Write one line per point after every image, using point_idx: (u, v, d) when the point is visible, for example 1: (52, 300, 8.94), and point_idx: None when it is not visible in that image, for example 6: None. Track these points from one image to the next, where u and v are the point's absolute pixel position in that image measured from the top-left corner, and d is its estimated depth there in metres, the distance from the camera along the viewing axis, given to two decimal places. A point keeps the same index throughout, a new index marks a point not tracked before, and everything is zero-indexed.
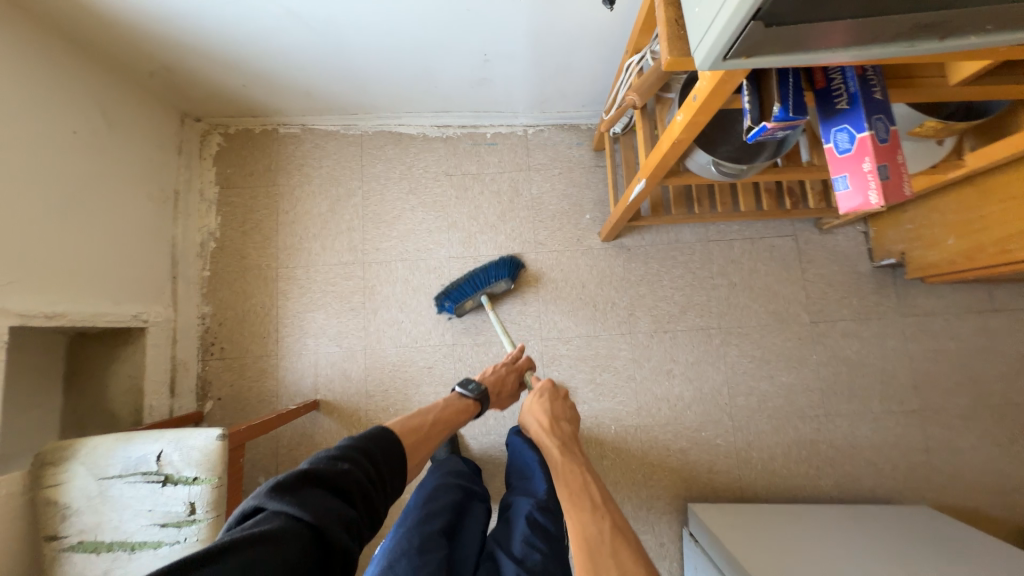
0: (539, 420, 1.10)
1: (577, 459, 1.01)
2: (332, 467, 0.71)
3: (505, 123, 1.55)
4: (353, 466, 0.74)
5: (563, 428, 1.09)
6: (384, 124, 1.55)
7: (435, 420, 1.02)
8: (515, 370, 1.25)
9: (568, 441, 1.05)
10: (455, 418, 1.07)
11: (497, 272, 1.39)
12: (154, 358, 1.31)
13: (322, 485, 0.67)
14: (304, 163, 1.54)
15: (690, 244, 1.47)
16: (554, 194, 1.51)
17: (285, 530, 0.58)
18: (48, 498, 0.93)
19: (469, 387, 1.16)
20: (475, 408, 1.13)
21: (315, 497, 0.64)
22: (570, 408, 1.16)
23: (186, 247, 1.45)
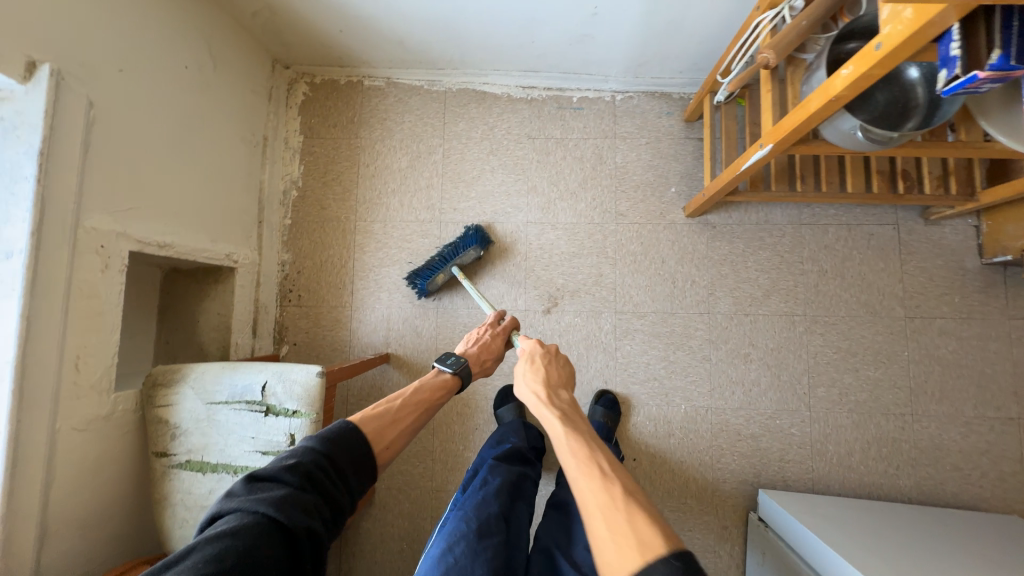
0: (534, 391, 0.83)
1: (584, 426, 0.76)
2: (279, 465, 0.68)
3: (592, 87, 1.49)
4: (303, 458, 0.70)
5: (560, 391, 0.84)
6: (468, 81, 1.52)
7: (405, 403, 0.87)
8: (498, 335, 1.09)
9: (566, 407, 0.80)
10: (434, 396, 0.93)
11: (465, 242, 1.38)
12: (241, 298, 1.35)
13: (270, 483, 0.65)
14: (386, 117, 1.53)
15: (781, 225, 1.40)
16: (639, 164, 1.46)
17: (235, 529, 0.57)
18: (161, 417, 0.97)
19: (446, 361, 1.00)
20: (455, 383, 0.98)
21: (266, 496, 0.63)
22: (564, 369, 0.93)
23: (272, 192, 1.48)
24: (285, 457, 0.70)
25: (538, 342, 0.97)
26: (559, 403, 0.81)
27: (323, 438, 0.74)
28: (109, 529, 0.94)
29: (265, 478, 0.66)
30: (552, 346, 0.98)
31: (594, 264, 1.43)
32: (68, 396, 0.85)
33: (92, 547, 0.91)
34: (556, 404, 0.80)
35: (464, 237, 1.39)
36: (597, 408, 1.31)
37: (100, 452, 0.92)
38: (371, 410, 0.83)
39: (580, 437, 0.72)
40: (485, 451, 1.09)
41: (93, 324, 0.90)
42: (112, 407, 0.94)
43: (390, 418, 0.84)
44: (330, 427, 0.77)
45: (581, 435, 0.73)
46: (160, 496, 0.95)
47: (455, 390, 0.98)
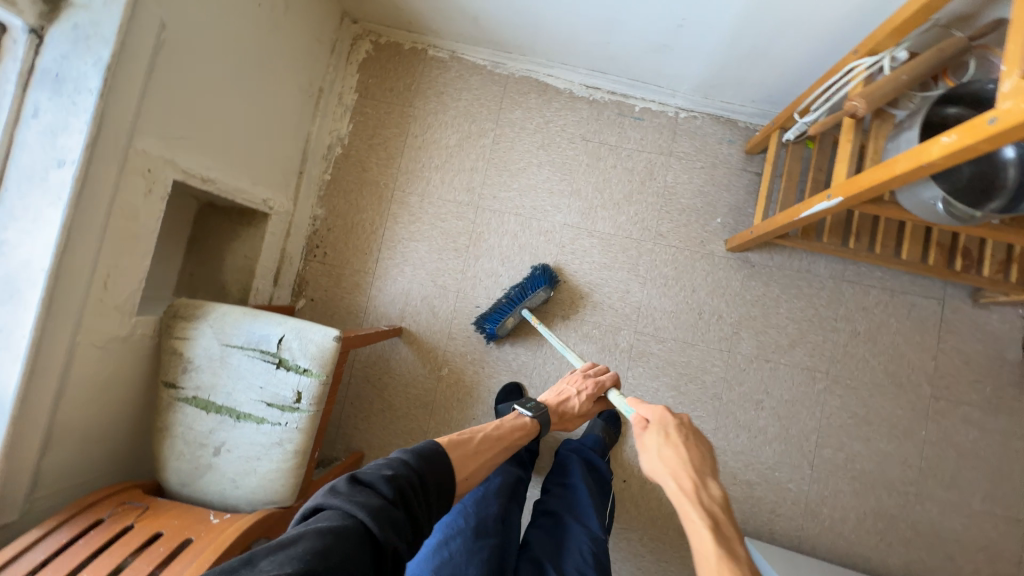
0: (676, 479, 0.72)
1: (745, 555, 0.61)
2: (377, 472, 0.65)
3: (657, 99, 1.44)
4: (400, 470, 0.66)
5: (711, 488, 0.71)
6: (533, 70, 1.48)
7: (486, 438, 0.89)
8: (586, 388, 1.07)
9: (719, 515, 0.67)
10: (511, 435, 0.94)
11: (534, 283, 1.35)
12: (269, 245, 1.35)
13: (368, 487, 0.62)
14: (443, 91, 1.50)
15: (822, 278, 1.35)
16: (689, 187, 1.42)
17: (331, 531, 0.54)
18: (175, 349, 0.97)
19: (526, 404, 1.04)
20: (533, 428, 1.00)
21: (366, 501, 0.60)
22: (709, 453, 0.79)
23: (317, 145, 1.47)
24: (382, 465, 0.67)
25: (667, 411, 0.84)
26: (709, 506, 0.68)
27: (416, 458, 0.71)
28: (109, 447, 0.96)
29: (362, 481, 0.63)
30: (687, 415, 0.84)
31: (623, 280, 1.40)
32: (93, 311, 0.86)
33: (90, 460, 0.92)
34: (707, 509, 0.67)
35: (533, 277, 1.36)
36: (597, 420, 1.30)
37: (113, 370, 0.93)
38: (456, 437, 0.84)
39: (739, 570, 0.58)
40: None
41: (128, 246, 0.90)
42: (131, 329, 0.94)
43: (473, 447, 0.85)
44: (422, 446, 0.74)
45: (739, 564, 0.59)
46: (161, 426, 0.97)
47: (533, 434, 1.00)
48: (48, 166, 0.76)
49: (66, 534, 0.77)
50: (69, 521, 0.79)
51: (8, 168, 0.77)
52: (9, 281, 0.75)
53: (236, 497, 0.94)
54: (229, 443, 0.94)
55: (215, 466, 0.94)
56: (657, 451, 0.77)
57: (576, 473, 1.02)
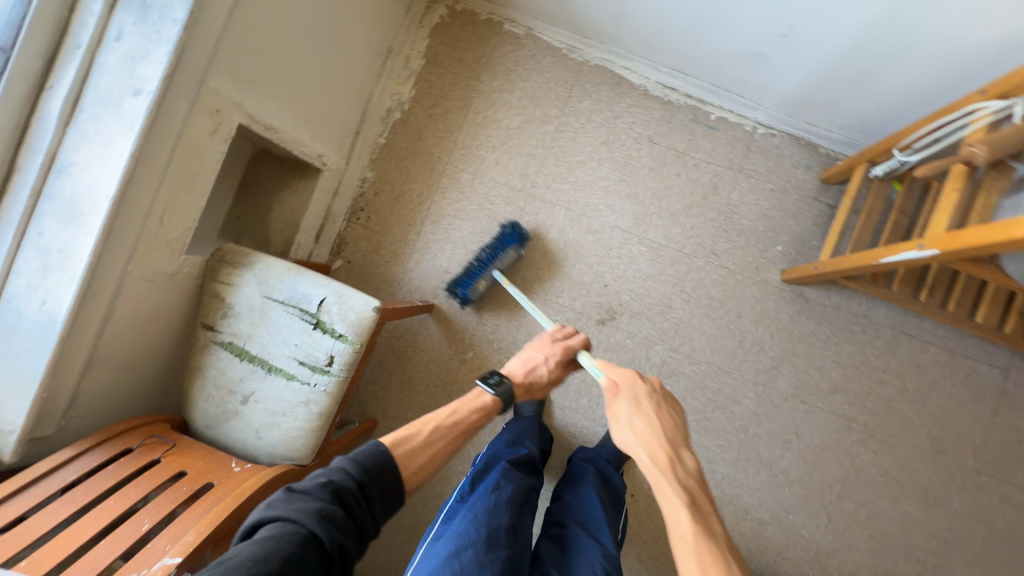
0: (650, 454, 0.82)
1: (714, 527, 0.74)
2: (313, 482, 0.69)
3: (736, 110, 1.36)
4: (335, 477, 0.71)
5: (685, 461, 0.82)
6: (610, 60, 1.40)
7: (435, 429, 0.89)
8: (555, 354, 1.03)
9: (693, 488, 0.78)
10: (466, 419, 0.94)
11: (503, 242, 1.33)
12: (316, 201, 1.34)
13: (306, 496, 0.67)
14: (513, 68, 1.44)
15: (879, 326, 1.27)
16: (753, 209, 1.34)
17: (270, 543, 0.59)
18: (218, 293, 0.97)
19: (489, 380, 1.01)
20: (496, 407, 0.99)
21: (304, 508, 0.64)
22: (677, 420, 0.88)
23: (377, 107, 1.44)
24: (319, 473, 0.72)
25: (638, 377, 0.92)
26: (685, 482, 0.79)
27: (355, 460, 0.75)
28: (143, 377, 0.97)
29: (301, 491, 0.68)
30: (654, 383, 0.93)
31: (666, 293, 1.35)
32: (146, 244, 0.86)
33: (124, 388, 0.94)
34: (682, 484, 0.78)
35: (502, 235, 1.33)
36: None
37: (157, 304, 0.93)
38: (403, 433, 0.85)
39: (706, 539, 0.70)
40: (497, 445, 1.05)
41: (187, 184, 0.89)
42: (179, 266, 0.94)
43: (421, 440, 0.85)
44: (362, 448, 0.78)
45: (701, 531, 0.71)
46: (195, 366, 0.98)
47: (491, 414, 0.98)
48: (124, 94, 0.75)
49: (98, 458, 0.79)
50: (102, 445, 0.81)
51: (85, 89, 0.76)
52: (74, 203, 0.75)
53: (257, 447, 0.95)
54: (257, 394, 0.95)
55: (241, 414, 0.95)
56: (637, 430, 0.85)
57: (587, 484, 1.01)
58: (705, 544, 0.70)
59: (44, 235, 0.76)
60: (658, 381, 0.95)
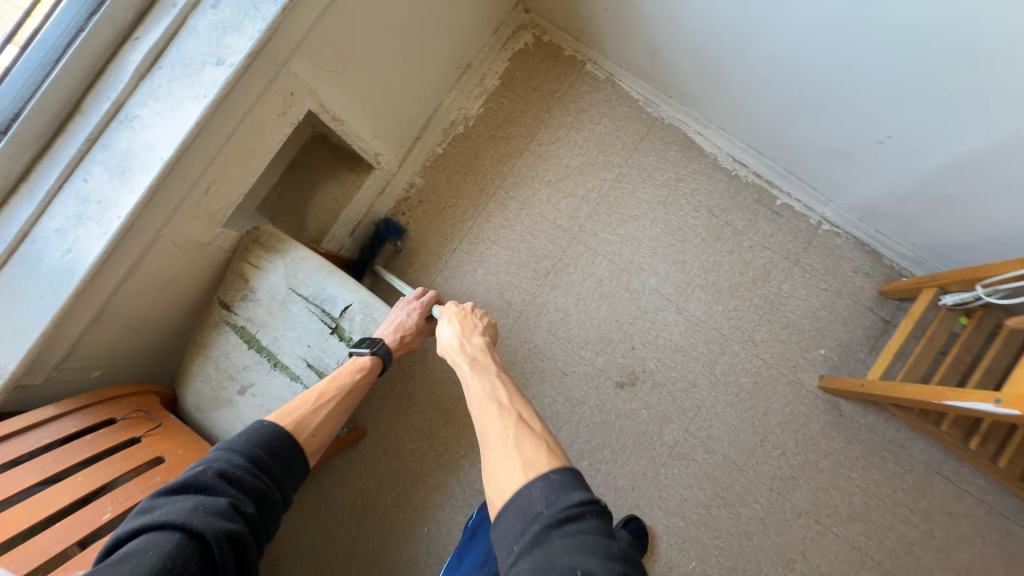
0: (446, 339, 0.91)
1: (490, 367, 0.83)
2: (189, 475, 0.65)
3: (805, 201, 1.31)
4: (213, 465, 0.66)
5: (472, 337, 0.90)
6: (685, 123, 1.37)
7: (320, 394, 0.82)
8: (416, 307, 0.95)
9: (475, 350, 0.87)
10: (348, 384, 0.84)
11: (380, 239, 1.35)
12: (361, 197, 1.31)
13: (177, 496, 0.62)
14: (585, 109, 1.41)
15: (914, 460, 1.18)
16: (802, 305, 1.28)
17: (134, 555, 0.54)
18: (244, 274, 0.94)
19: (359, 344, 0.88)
20: (377, 368, 0.88)
21: (172, 511, 0.60)
22: (477, 314, 0.96)
23: (442, 117, 1.42)
24: (198, 463, 0.68)
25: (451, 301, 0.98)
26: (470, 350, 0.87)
27: (244, 438, 0.72)
28: (146, 343, 0.93)
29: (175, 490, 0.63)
30: (468, 303, 0.99)
31: (694, 371, 1.28)
32: (186, 212, 0.82)
33: (125, 350, 0.89)
34: (464, 350, 0.87)
35: (378, 232, 1.34)
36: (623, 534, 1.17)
37: (181, 272, 0.89)
38: (289, 405, 0.80)
39: (484, 375, 0.81)
40: (486, 508, 1.05)
41: (241, 159, 0.87)
42: (212, 239, 0.91)
43: (308, 409, 0.80)
44: (250, 424, 0.74)
45: (489, 373, 0.81)
46: (202, 342, 0.93)
47: (376, 372, 0.87)
48: (206, 61, 0.72)
49: (78, 424, 0.74)
50: (84, 411, 0.77)
51: (168, 48, 0.74)
52: (127, 158, 0.72)
53: None
54: (256, 387, 0.90)
55: (235, 404, 0.90)
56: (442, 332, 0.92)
57: None
58: (486, 382, 0.79)
59: (88, 183, 0.73)
60: (475, 303, 1.01)
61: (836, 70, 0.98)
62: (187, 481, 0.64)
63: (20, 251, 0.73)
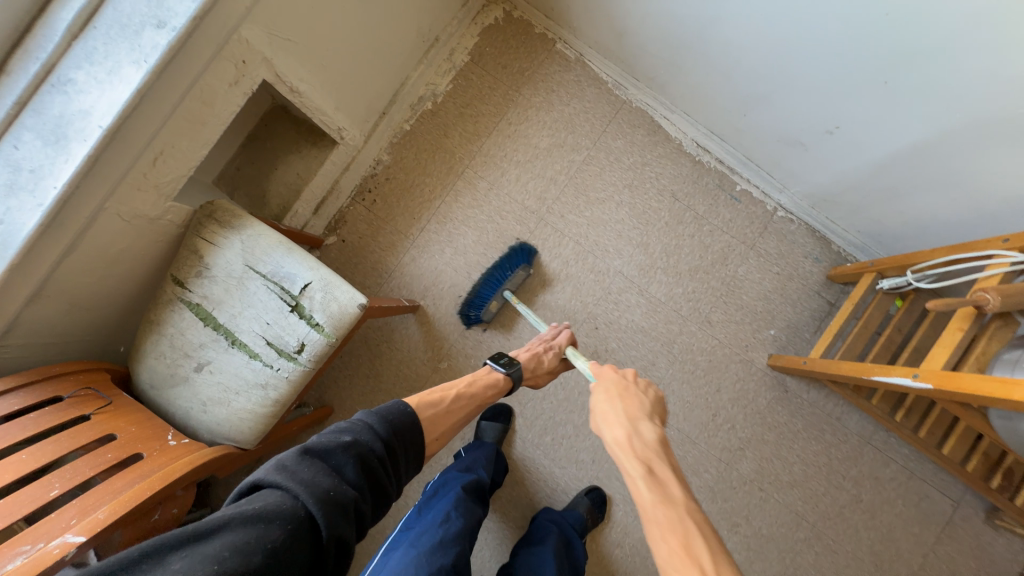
0: (618, 433, 0.76)
1: (674, 494, 0.66)
2: (334, 444, 0.66)
3: (763, 187, 1.36)
4: (354, 443, 0.68)
5: (643, 432, 0.75)
6: (652, 107, 1.38)
7: (458, 396, 0.91)
8: (551, 347, 1.06)
9: (650, 457, 0.71)
10: (480, 395, 0.95)
11: (512, 263, 1.31)
12: (325, 173, 1.28)
13: (319, 464, 0.64)
14: (555, 89, 1.40)
15: (848, 431, 1.28)
16: (757, 287, 1.34)
17: (273, 513, 0.57)
18: (198, 249, 0.91)
19: (499, 360, 1.01)
20: (504, 385, 0.99)
21: (312, 480, 0.61)
22: (643, 398, 0.83)
23: (409, 92, 1.39)
24: (342, 431, 0.70)
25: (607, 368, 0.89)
26: (645, 454, 0.72)
27: (380, 421, 0.74)
28: (94, 320, 0.90)
29: (317, 455, 0.65)
30: (631, 370, 0.89)
31: (652, 350, 1.33)
32: (130, 183, 0.79)
33: (71, 327, 0.86)
34: (636, 451, 0.72)
35: (511, 254, 1.31)
36: (582, 499, 1.25)
37: (129, 248, 0.86)
38: (430, 398, 0.87)
39: (669, 509, 0.63)
40: (450, 471, 1.10)
41: (190, 130, 0.83)
42: (162, 212, 0.88)
43: (442, 408, 0.87)
44: (388, 409, 0.76)
45: (677, 508, 0.63)
46: (155, 319, 0.91)
47: (503, 392, 1.00)
48: (146, 24, 0.69)
49: (20, 402, 0.72)
50: (28, 388, 0.74)
51: (103, 7, 0.69)
52: (61, 125, 0.68)
53: (200, 420, 0.89)
54: (213, 364, 0.89)
55: (191, 381, 0.89)
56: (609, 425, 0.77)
57: (542, 553, 1.06)
58: (674, 519, 0.62)
59: (19, 150, 0.69)
60: (636, 370, 0.90)
61: (794, 58, 1.00)
62: (330, 452, 0.65)
63: None
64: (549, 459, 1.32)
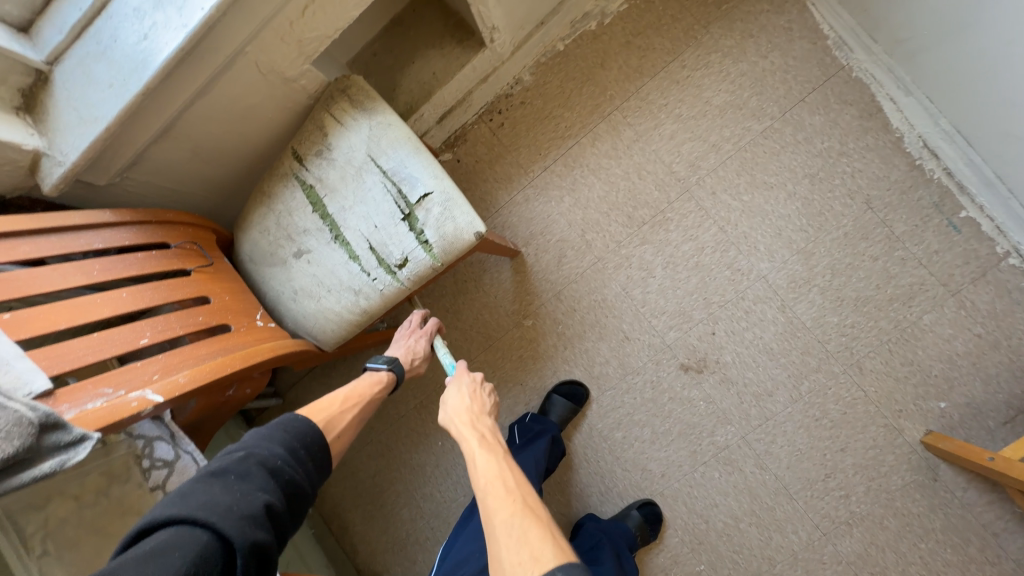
0: (455, 409, 0.81)
1: (501, 448, 0.75)
2: (226, 459, 0.58)
3: (1001, 221, 1.01)
4: (252, 452, 0.59)
5: (483, 415, 0.81)
6: (878, 83, 1.06)
7: (346, 400, 0.81)
8: (424, 335, 1.00)
9: (483, 425, 0.79)
10: (369, 396, 0.85)
11: None
12: (461, 79, 1.13)
13: (216, 483, 0.54)
14: (754, 33, 1.11)
15: (1002, 553, 1.01)
16: (941, 345, 1.04)
17: (164, 550, 0.45)
18: (325, 126, 0.82)
19: (378, 361, 0.92)
20: (389, 384, 0.90)
21: (212, 496, 0.52)
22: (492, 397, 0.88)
23: (576, 5, 1.16)
24: (235, 449, 0.60)
25: (465, 367, 0.90)
26: (482, 426, 0.78)
27: (279, 430, 0.65)
28: (211, 177, 0.85)
29: (206, 477, 0.55)
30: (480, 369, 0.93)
31: (774, 379, 1.11)
32: (275, 29, 0.70)
33: (190, 178, 0.83)
34: (474, 425, 0.78)
35: None
36: (633, 512, 1.12)
37: (258, 105, 0.79)
38: (315, 404, 0.77)
39: (493, 456, 0.72)
40: None
41: None
42: (298, 75, 0.79)
43: (337, 409, 0.78)
44: (282, 419, 0.67)
45: (498, 457, 0.72)
46: (267, 192, 0.85)
47: (391, 388, 0.90)
48: None
49: (130, 239, 0.69)
50: (140, 227, 0.71)
51: None
52: None
53: (288, 307, 0.84)
54: (312, 255, 0.82)
55: (288, 266, 0.83)
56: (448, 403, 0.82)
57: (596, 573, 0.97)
58: (498, 466, 0.70)
59: None
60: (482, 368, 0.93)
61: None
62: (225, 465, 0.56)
63: (95, 25, 0.63)
64: (613, 457, 1.18)
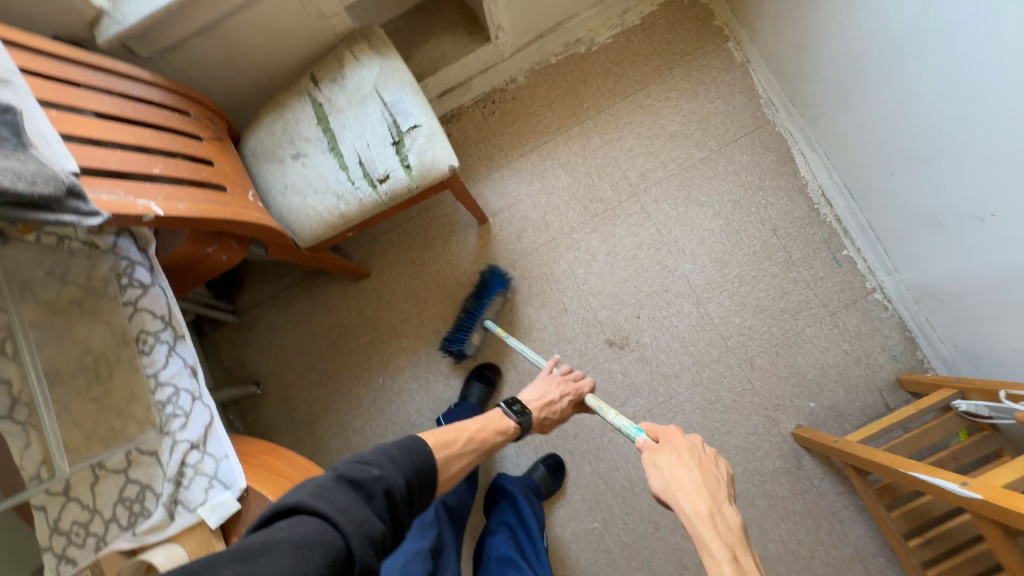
0: (690, 501, 0.70)
1: None
2: (364, 474, 0.67)
3: (871, 262, 1.26)
4: (381, 475, 0.69)
5: (725, 512, 0.68)
6: (792, 139, 1.33)
7: (470, 438, 0.89)
8: (569, 393, 1.05)
9: (733, 539, 0.65)
10: (495, 442, 0.94)
11: (496, 285, 1.31)
12: (465, 63, 1.34)
13: (351, 494, 0.65)
14: (706, 82, 1.38)
15: (845, 539, 1.17)
16: (817, 354, 1.25)
17: (310, 542, 0.57)
18: (343, 58, 0.98)
19: (513, 407, 0.99)
20: (515, 433, 0.98)
21: (345, 507, 0.62)
22: (722, 477, 0.75)
23: (571, 30, 1.41)
24: (371, 464, 0.70)
25: (679, 435, 0.82)
26: (727, 534, 0.65)
27: (404, 455, 0.74)
28: (234, 81, 1.00)
29: (346, 485, 0.66)
30: (701, 439, 0.82)
31: (681, 363, 1.28)
32: None
33: (216, 73, 0.96)
34: (718, 529, 0.66)
35: (488, 280, 1.32)
36: (537, 468, 1.24)
37: (291, 28, 0.95)
38: (444, 437, 0.85)
39: None
40: None
41: None
42: (330, 14, 0.96)
43: (456, 450, 0.85)
44: (407, 444, 0.76)
45: None
46: (280, 101, 1.00)
47: (514, 437, 0.98)
48: None
49: (161, 99, 0.82)
50: (170, 94, 0.84)
51: None
52: None
53: (276, 199, 0.97)
54: (308, 159, 0.96)
55: (284, 165, 0.97)
56: (675, 487, 0.72)
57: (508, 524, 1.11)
58: None
59: None
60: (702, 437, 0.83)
61: (958, 132, 0.93)
62: (363, 483, 0.66)
63: None
64: None
